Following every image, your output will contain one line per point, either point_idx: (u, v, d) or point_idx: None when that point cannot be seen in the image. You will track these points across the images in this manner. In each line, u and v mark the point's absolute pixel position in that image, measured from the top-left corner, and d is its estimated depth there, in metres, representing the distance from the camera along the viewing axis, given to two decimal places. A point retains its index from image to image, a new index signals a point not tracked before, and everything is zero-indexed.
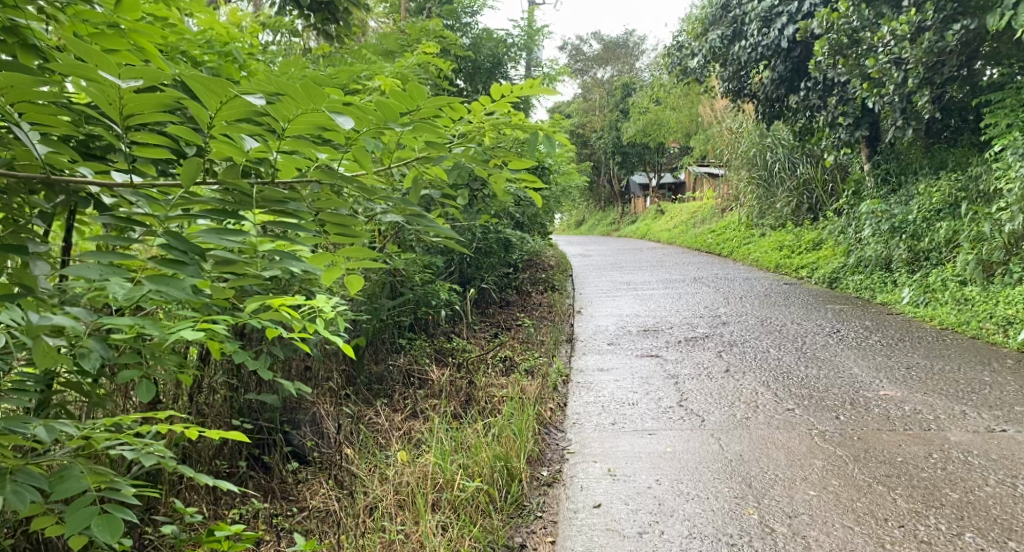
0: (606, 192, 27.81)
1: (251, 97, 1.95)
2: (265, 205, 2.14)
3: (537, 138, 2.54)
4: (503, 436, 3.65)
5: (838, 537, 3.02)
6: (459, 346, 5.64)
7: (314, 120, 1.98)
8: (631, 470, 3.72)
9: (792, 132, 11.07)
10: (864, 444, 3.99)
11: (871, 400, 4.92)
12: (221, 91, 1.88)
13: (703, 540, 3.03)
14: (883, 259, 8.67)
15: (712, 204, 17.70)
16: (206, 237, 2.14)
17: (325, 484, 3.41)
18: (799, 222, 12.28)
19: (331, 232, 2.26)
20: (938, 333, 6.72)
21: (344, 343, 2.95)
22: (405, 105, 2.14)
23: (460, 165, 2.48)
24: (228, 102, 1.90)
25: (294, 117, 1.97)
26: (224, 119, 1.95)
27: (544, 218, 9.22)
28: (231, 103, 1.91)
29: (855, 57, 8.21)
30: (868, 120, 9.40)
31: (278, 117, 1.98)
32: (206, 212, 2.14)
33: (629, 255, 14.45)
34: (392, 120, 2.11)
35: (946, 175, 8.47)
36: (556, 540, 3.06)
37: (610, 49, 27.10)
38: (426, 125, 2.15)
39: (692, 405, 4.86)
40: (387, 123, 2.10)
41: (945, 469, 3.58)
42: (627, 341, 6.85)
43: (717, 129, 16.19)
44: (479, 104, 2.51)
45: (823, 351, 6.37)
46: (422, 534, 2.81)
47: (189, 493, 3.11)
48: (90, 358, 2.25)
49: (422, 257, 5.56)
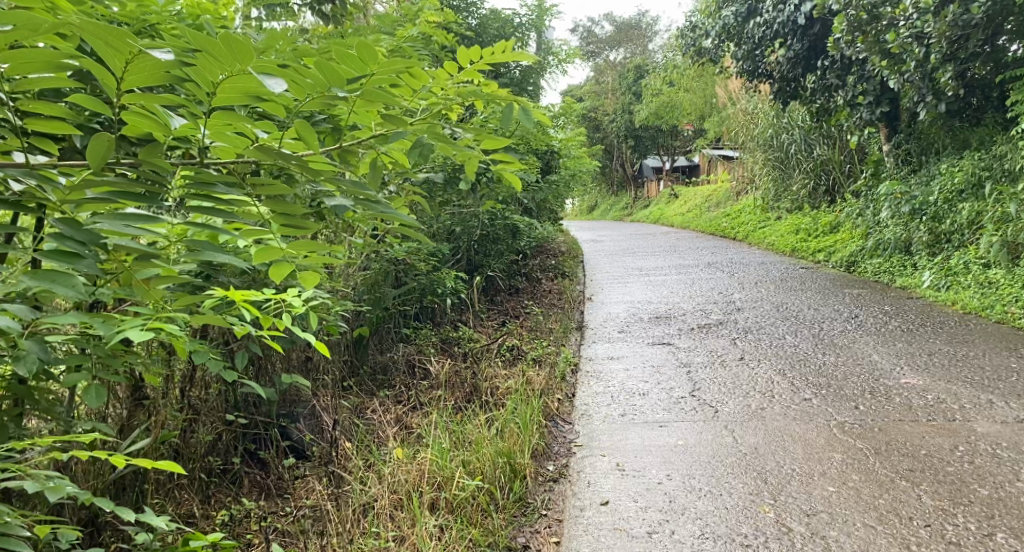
0: (619, 175, 27.58)
1: (161, 54, 1.77)
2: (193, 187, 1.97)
3: (512, 107, 2.23)
4: (507, 430, 3.50)
5: (860, 537, 2.86)
6: (465, 335, 5.51)
7: (240, 85, 1.82)
8: (641, 465, 3.57)
9: (809, 112, 10.83)
10: (885, 436, 3.81)
11: (892, 389, 4.73)
12: (124, 48, 1.70)
13: (716, 541, 2.87)
14: (902, 242, 8.46)
15: (726, 187, 17.49)
16: (107, 224, 1.90)
17: (321, 481, 3.27)
18: (816, 205, 12.06)
19: (275, 224, 2.08)
20: (960, 317, 6.51)
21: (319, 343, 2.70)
22: (355, 68, 1.95)
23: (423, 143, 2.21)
24: (135, 59, 1.73)
25: (221, 82, 1.80)
26: (136, 82, 1.77)
27: (555, 203, 9.07)
28: (138, 60, 1.73)
29: (874, 33, 7.98)
30: (888, 98, 9.15)
31: (202, 81, 1.80)
32: (109, 195, 1.89)
33: (642, 240, 14.28)
34: (338, 87, 1.94)
35: (969, 155, 8.22)
36: (561, 540, 2.91)
37: (624, 31, 26.79)
38: (378, 90, 1.96)
39: (705, 396, 4.69)
40: (332, 90, 1.94)
41: (973, 463, 3.40)
42: (639, 328, 6.69)
43: (731, 110, 15.95)
44: (443, 69, 2.31)
45: (841, 337, 6.17)
46: (417, 537, 2.67)
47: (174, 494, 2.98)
48: (27, 362, 2.13)
49: (427, 244, 5.42)
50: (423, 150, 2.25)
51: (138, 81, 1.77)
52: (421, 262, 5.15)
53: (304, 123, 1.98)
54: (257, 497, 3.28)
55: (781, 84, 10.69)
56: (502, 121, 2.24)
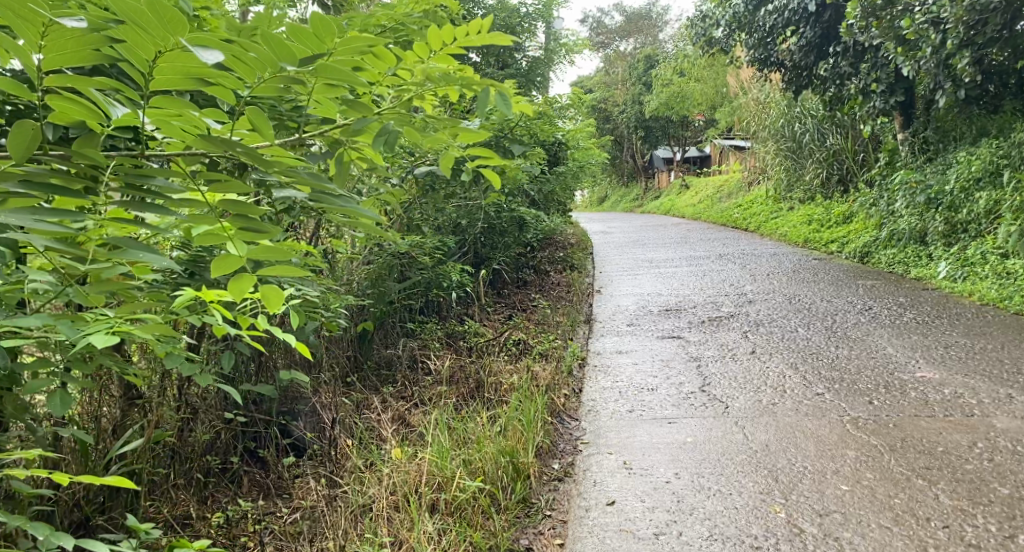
0: (629, 167, 27.41)
1: (78, 24, 1.70)
2: (127, 178, 1.85)
3: (484, 94, 2.12)
4: (510, 428, 3.42)
5: (875, 539, 2.76)
6: (471, 330, 5.43)
7: (177, 64, 1.74)
8: (648, 463, 3.48)
9: (822, 101, 10.67)
10: (901, 432, 3.70)
11: (907, 383, 4.62)
12: (32, 18, 1.65)
13: (725, 543, 2.78)
14: (917, 232, 8.32)
15: (738, 178, 17.31)
16: (20, 220, 1.74)
17: (319, 481, 3.18)
18: (829, 195, 11.90)
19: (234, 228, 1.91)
20: (977, 309, 6.38)
21: (299, 344, 2.56)
22: (310, 46, 1.89)
23: (388, 130, 2.13)
24: (49, 30, 1.66)
25: (150, 54, 1.72)
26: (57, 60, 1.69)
27: (564, 195, 8.98)
28: (52, 31, 1.66)
29: (889, 19, 7.85)
30: (903, 85, 8.98)
31: (131, 55, 1.71)
32: (30, 187, 1.77)
33: (654, 231, 14.13)
34: (288, 61, 1.84)
35: (986, 142, 8.06)
36: (565, 543, 2.83)
37: (634, 21, 26.59)
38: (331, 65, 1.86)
39: (715, 391, 4.59)
40: (281, 66, 1.83)
41: (993, 461, 3.29)
42: (648, 321, 6.59)
43: (742, 100, 15.77)
44: (411, 54, 2.24)
45: (855, 330, 6.05)
46: (415, 540, 2.59)
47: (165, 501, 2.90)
48: None
49: (432, 237, 5.35)
50: (389, 138, 2.10)
51: (59, 60, 1.70)
52: (426, 256, 5.07)
53: (255, 109, 1.89)
54: (256, 497, 3.17)
55: (793, 72, 10.53)
56: (477, 107, 2.10)
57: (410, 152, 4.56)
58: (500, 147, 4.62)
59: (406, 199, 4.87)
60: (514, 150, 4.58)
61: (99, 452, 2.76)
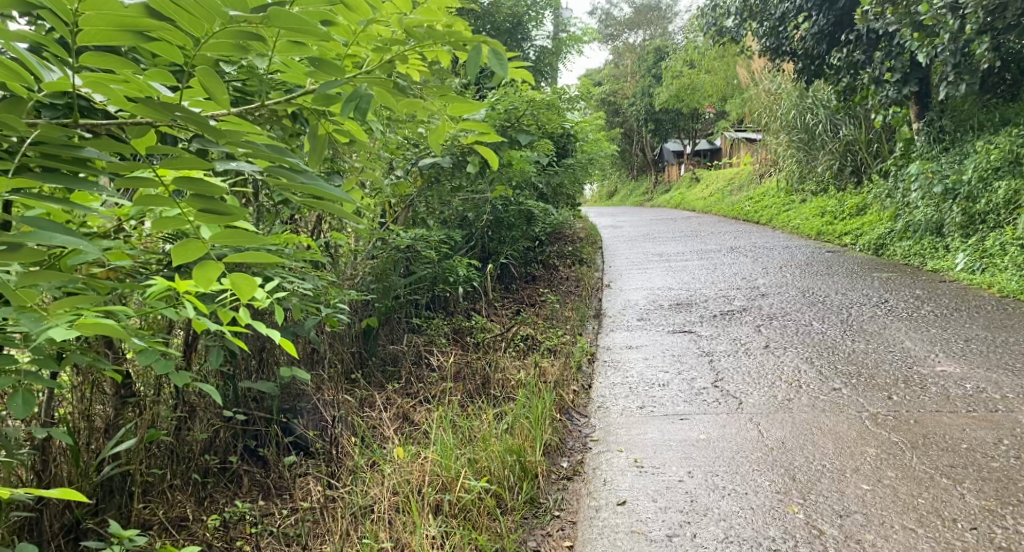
0: (639, 160, 27.25)
1: None
2: (58, 148, 1.74)
3: (474, 52, 1.94)
4: (517, 426, 3.32)
5: (899, 541, 2.64)
6: (479, 325, 5.33)
7: (107, 14, 1.66)
8: (660, 461, 3.36)
9: (835, 91, 10.50)
10: (922, 429, 3.57)
11: (926, 377, 4.50)
12: None
13: (741, 545, 2.67)
14: (933, 224, 8.17)
15: (750, 170, 17.14)
16: None
17: (319, 481, 3.07)
18: (842, 186, 11.73)
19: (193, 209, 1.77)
20: (997, 301, 6.23)
21: (282, 339, 2.39)
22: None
23: (358, 95, 1.94)
24: None
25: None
26: None
27: (573, 188, 8.86)
28: None
29: (906, 5, 7.70)
30: (917, 74, 8.81)
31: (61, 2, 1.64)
32: None
33: (664, 225, 14.02)
34: (233, 7, 1.69)
35: (1005, 131, 7.89)
36: (574, 545, 2.72)
37: (643, 13, 26.38)
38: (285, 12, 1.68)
39: (727, 386, 4.47)
40: (226, 13, 1.68)
41: (1020, 458, 3.16)
42: (658, 315, 6.47)
43: (753, 92, 15.59)
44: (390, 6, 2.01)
45: (871, 323, 5.92)
46: (416, 544, 2.49)
47: (156, 504, 2.79)
48: None
49: (437, 230, 5.25)
50: (360, 103, 1.92)
51: None
52: (432, 249, 4.97)
53: (208, 73, 1.79)
54: (256, 498, 3.06)
55: (806, 62, 10.36)
56: (463, 65, 1.93)
57: (415, 143, 4.47)
58: (507, 137, 4.51)
59: (411, 192, 4.77)
60: (521, 139, 4.47)
61: (89, 453, 2.65)
